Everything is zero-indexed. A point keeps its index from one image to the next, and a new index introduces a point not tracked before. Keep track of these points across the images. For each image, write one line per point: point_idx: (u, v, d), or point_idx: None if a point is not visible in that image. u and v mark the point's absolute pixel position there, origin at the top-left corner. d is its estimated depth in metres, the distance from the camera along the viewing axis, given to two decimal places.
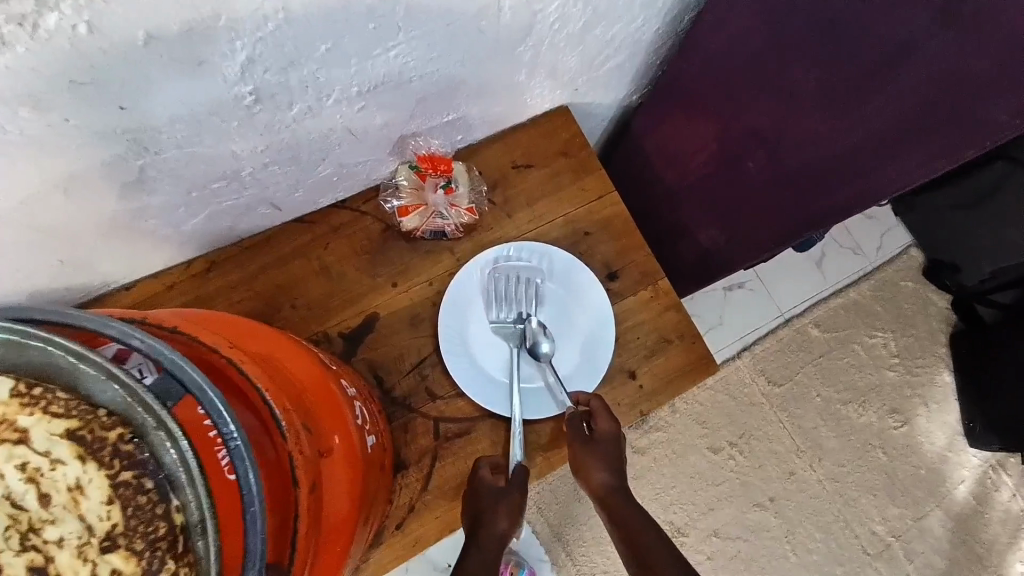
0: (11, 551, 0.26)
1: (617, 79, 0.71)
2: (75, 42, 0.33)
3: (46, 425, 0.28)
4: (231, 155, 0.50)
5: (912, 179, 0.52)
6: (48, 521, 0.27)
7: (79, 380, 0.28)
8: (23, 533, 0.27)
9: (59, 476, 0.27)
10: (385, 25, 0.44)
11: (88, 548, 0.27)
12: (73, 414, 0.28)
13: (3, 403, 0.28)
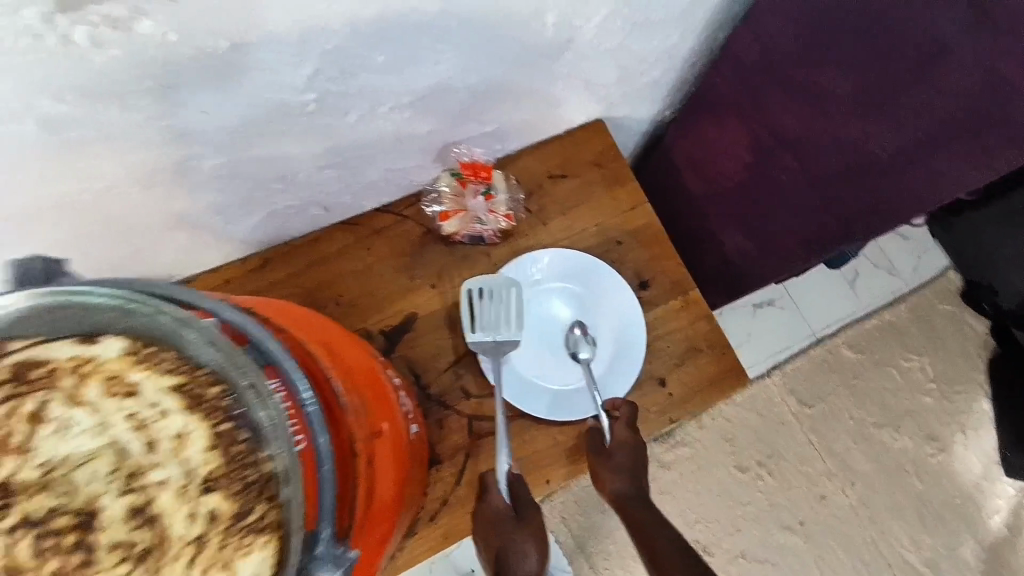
0: (115, 493, 0.30)
1: (651, 93, 0.74)
2: (167, 50, 0.36)
3: (154, 382, 0.30)
4: (289, 157, 0.54)
5: (949, 187, 0.53)
6: (153, 465, 0.31)
7: (180, 342, 0.30)
8: (128, 477, 0.30)
9: (163, 426, 0.31)
10: (438, 38, 0.47)
11: (191, 488, 0.31)
12: (178, 371, 0.30)
13: (114, 360, 0.30)
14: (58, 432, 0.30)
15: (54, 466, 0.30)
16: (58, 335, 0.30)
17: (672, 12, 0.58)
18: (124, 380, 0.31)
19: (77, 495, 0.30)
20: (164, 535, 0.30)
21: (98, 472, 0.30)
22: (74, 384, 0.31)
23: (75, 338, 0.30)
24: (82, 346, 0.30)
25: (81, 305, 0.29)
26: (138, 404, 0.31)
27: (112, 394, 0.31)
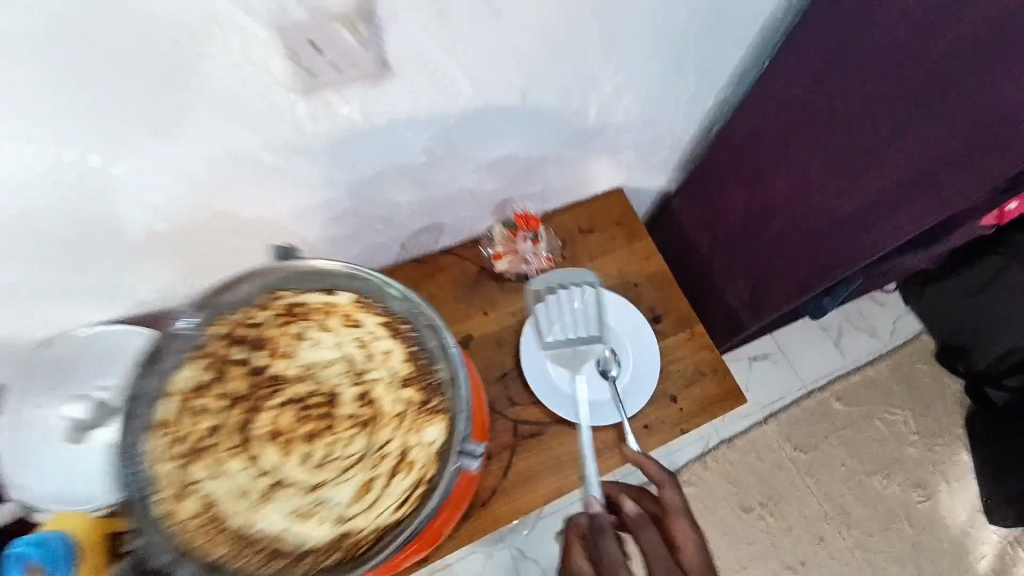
0: (350, 380, 0.59)
1: (660, 168, 0.94)
2: (346, 121, 0.54)
3: (373, 320, 0.60)
4: (394, 203, 0.71)
5: (908, 231, 0.67)
6: (372, 368, 0.60)
7: (384, 297, 0.59)
8: (356, 372, 0.60)
9: (377, 346, 0.60)
10: (515, 121, 0.67)
11: (394, 382, 0.59)
12: (386, 316, 0.59)
13: (348, 306, 0.59)
14: (316, 343, 0.60)
15: (315, 363, 0.59)
16: (317, 295, 0.59)
17: (680, 103, 0.79)
18: (351, 324, 0.60)
19: (328, 379, 0.59)
20: (378, 404, 0.59)
21: (339, 368, 0.59)
22: (323, 319, 0.60)
23: (323, 292, 0.59)
24: (327, 297, 0.59)
25: (335, 273, 0.58)
26: (356, 340, 0.60)
27: (342, 331, 0.60)
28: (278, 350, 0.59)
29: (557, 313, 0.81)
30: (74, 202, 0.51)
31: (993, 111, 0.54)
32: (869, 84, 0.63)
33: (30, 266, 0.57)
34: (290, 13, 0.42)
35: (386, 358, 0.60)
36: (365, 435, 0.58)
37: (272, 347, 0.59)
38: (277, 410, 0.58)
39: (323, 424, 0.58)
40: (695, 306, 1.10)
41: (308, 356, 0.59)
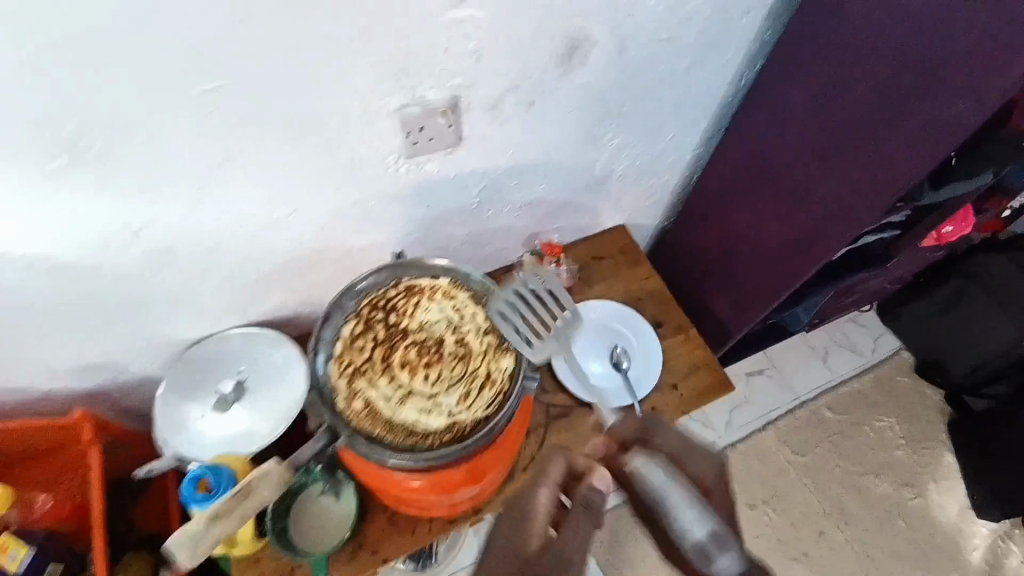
0: (447, 344, 0.64)
1: (654, 209, 1.18)
2: (430, 174, 0.79)
3: (463, 297, 0.66)
4: (452, 236, 0.95)
5: (843, 242, 0.90)
6: (460, 336, 0.65)
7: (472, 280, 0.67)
8: (449, 339, 0.64)
9: (467, 318, 0.65)
10: (542, 173, 0.92)
11: (477, 348, 0.64)
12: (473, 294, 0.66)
13: (445, 287, 0.66)
14: (415, 313, 0.65)
15: (413, 330, 0.64)
16: (430, 274, 0.67)
17: (665, 159, 1.04)
18: (451, 295, 0.66)
19: (423, 344, 0.64)
20: (463, 366, 0.63)
21: (435, 334, 0.64)
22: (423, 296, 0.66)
23: (426, 277, 0.67)
24: (429, 280, 0.67)
25: (436, 266, 0.67)
26: (456, 306, 0.65)
27: (444, 299, 0.65)
28: (397, 314, 0.65)
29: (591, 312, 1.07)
30: (248, 234, 0.73)
31: (884, 151, 0.78)
32: (803, 137, 0.88)
33: (202, 284, 0.78)
34: (409, 106, 0.68)
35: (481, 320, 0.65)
36: (460, 378, 0.62)
37: (393, 310, 0.65)
38: (392, 355, 0.63)
39: (424, 368, 0.62)
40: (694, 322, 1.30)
41: (418, 317, 0.64)
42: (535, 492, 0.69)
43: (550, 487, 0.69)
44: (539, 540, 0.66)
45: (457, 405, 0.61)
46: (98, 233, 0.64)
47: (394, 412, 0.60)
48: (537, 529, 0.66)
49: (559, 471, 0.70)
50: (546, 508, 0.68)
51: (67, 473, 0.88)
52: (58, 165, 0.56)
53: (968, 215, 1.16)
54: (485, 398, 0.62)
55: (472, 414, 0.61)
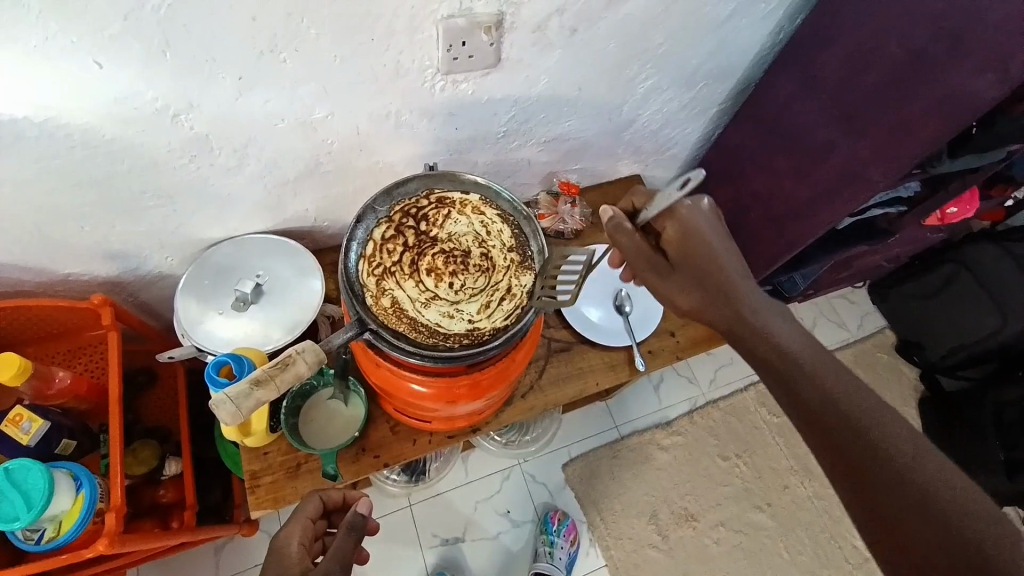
0: (472, 254, 0.69)
1: (671, 162, 1.20)
2: (462, 92, 0.80)
3: (492, 215, 0.71)
4: (473, 163, 0.97)
5: (853, 205, 0.92)
6: (485, 249, 0.69)
7: (503, 200, 0.71)
8: (475, 250, 0.69)
9: (494, 234, 0.70)
10: (570, 108, 0.92)
11: (501, 262, 0.69)
12: (502, 214, 0.71)
13: (477, 203, 0.71)
14: (445, 222, 0.69)
15: (443, 238, 0.69)
16: (461, 189, 0.72)
17: (689, 110, 1.05)
18: (480, 212, 0.71)
19: (451, 252, 0.68)
20: (486, 278, 0.68)
21: (462, 244, 0.69)
22: (455, 208, 0.71)
23: (459, 191, 0.72)
24: (461, 195, 0.71)
25: (470, 182, 0.72)
26: (484, 222, 0.70)
27: (473, 214, 0.70)
28: (427, 223, 0.69)
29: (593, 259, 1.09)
30: (282, 132, 0.75)
31: (906, 114, 0.79)
32: (825, 97, 0.89)
33: (233, 178, 0.80)
34: (454, 17, 0.68)
35: (507, 239, 0.70)
36: (482, 289, 0.67)
37: (424, 218, 0.69)
38: (420, 261, 0.68)
39: (449, 276, 0.67)
40: None
41: (447, 229, 0.69)
42: (291, 534, 0.70)
43: (302, 522, 0.71)
44: (297, 569, 0.66)
45: (477, 312, 0.66)
46: (141, 111, 0.65)
47: (419, 313, 0.65)
48: (295, 560, 0.67)
49: (315, 509, 0.73)
50: (303, 540, 0.69)
51: (85, 354, 0.93)
52: (111, 33, 0.57)
53: (975, 198, 1.19)
54: (504, 308, 0.67)
55: (490, 322, 0.66)
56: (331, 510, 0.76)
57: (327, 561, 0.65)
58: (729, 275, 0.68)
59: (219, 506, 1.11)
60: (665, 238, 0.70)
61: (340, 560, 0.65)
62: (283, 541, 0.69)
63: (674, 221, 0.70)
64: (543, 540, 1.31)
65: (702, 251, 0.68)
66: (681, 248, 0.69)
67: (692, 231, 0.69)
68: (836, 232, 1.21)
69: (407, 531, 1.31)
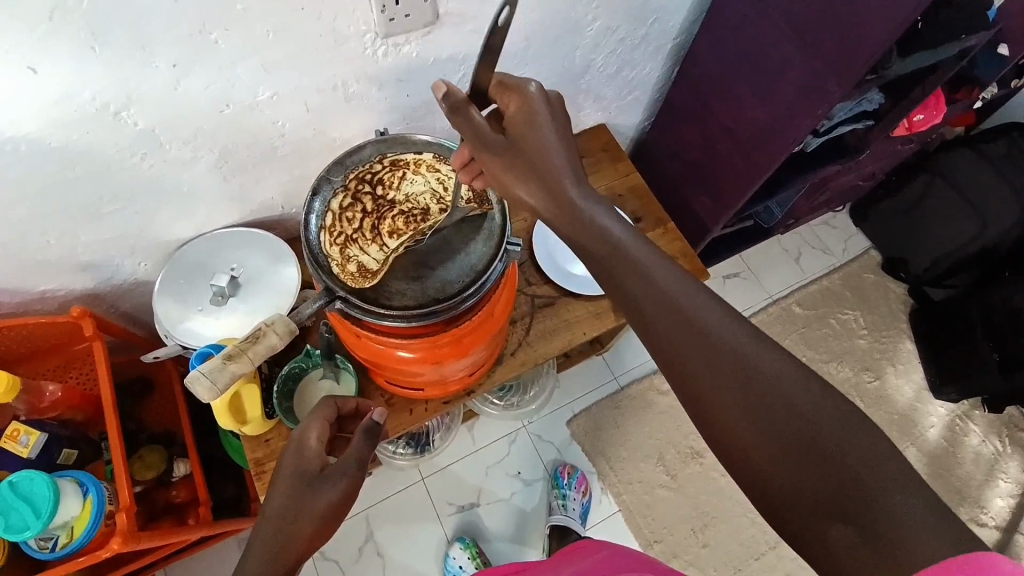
0: (433, 212, 0.69)
1: (634, 106, 1.20)
2: (407, 54, 0.79)
3: (449, 170, 0.71)
4: (433, 129, 0.96)
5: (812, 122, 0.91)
6: (445, 204, 0.69)
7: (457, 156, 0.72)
8: (436, 206, 0.69)
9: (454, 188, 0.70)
10: (521, 59, 0.91)
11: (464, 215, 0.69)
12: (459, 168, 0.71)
13: (431, 161, 0.71)
14: (402, 183, 0.70)
15: (403, 199, 0.69)
16: (414, 150, 0.72)
17: (643, 50, 1.04)
18: (435, 169, 0.71)
19: (411, 212, 0.69)
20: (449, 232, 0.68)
21: (422, 202, 0.69)
22: (410, 169, 0.70)
23: (413, 153, 0.72)
24: (415, 156, 0.71)
25: (423, 143, 0.72)
26: (440, 178, 0.71)
27: (428, 172, 0.71)
28: (383, 187, 0.70)
29: None
30: (231, 118, 0.74)
31: (856, 17, 0.78)
32: (774, 12, 0.88)
33: (190, 171, 0.79)
34: None
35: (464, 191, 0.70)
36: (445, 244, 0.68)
37: (380, 183, 0.70)
38: (380, 225, 0.68)
39: (410, 233, 0.68)
40: (675, 220, 1.33)
41: (403, 190, 0.70)
42: (309, 429, 0.67)
43: (320, 422, 0.68)
44: (317, 464, 0.64)
45: (445, 267, 0.68)
46: (84, 112, 0.65)
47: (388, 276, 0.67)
48: (315, 454, 0.65)
49: (332, 412, 0.70)
50: (321, 438, 0.66)
51: (76, 367, 0.94)
52: (36, 32, 0.56)
53: (940, 102, 1.18)
54: (471, 259, 0.68)
55: (459, 273, 0.67)
56: (344, 416, 0.74)
57: (345, 460, 0.64)
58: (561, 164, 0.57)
59: (234, 500, 1.13)
60: (509, 113, 0.60)
61: (358, 460, 0.64)
62: (301, 436, 0.67)
63: (520, 97, 0.59)
64: (556, 494, 1.34)
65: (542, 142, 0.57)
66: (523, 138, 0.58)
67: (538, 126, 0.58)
68: (806, 155, 1.20)
69: (423, 503, 1.34)
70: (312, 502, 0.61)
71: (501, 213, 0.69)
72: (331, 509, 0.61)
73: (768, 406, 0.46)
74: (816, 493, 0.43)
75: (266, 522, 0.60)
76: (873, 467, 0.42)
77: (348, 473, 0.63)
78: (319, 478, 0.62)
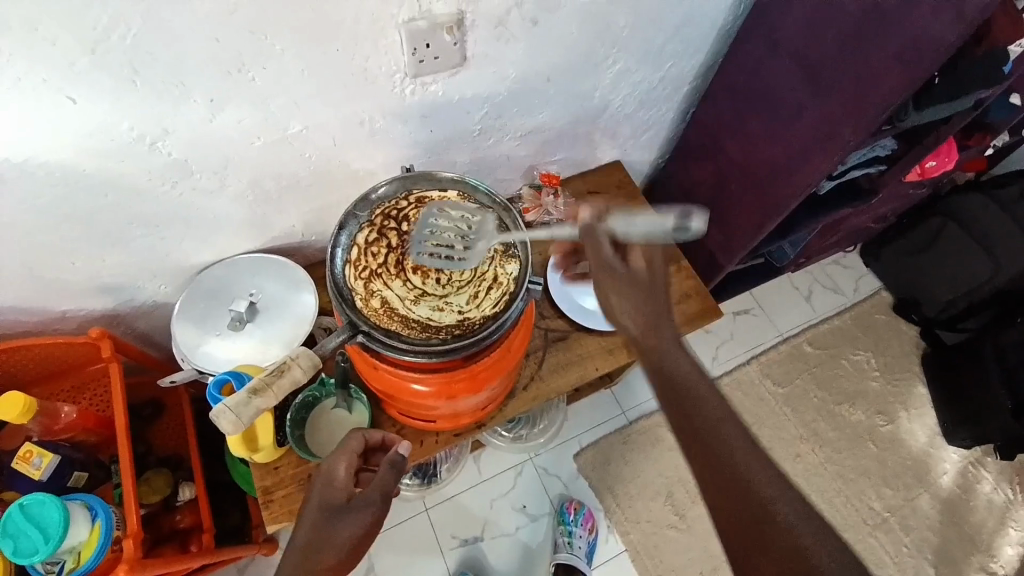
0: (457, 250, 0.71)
1: (649, 144, 1.22)
2: (432, 92, 0.81)
3: (472, 209, 0.73)
4: (453, 163, 0.98)
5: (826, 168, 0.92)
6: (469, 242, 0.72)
7: (482, 195, 0.74)
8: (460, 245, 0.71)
9: (478, 227, 0.73)
10: (543, 98, 0.94)
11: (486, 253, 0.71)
12: (482, 207, 0.73)
13: (456, 199, 0.74)
14: (427, 220, 0.72)
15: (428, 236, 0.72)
16: (439, 188, 0.74)
17: (660, 92, 1.06)
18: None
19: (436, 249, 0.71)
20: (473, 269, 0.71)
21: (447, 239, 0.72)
22: (436, 207, 0.73)
23: (439, 191, 0.74)
24: (441, 194, 0.74)
25: (448, 181, 0.74)
26: None
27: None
28: (409, 223, 0.72)
29: None
30: (259, 149, 0.76)
31: (871, 69, 0.80)
32: (787, 62, 0.90)
33: (216, 200, 0.81)
34: (416, 20, 0.69)
35: (480, 251, 0.70)
36: (469, 282, 0.71)
37: (406, 219, 0.72)
38: (405, 260, 0.70)
39: (435, 270, 0.70)
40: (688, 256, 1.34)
41: None
42: (337, 460, 0.67)
43: (348, 455, 0.68)
44: (343, 496, 0.65)
45: (466, 303, 0.69)
46: (119, 142, 0.67)
47: (409, 310, 0.68)
48: (340, 486, 0.66)
49: (360, 445, 0.69)
50: (349, 471, 0.67)
51: (89, 389, 0.94)
52: (82, 67, 0.58)
53: (953, 148, 1.19)
54: (492, 297, 0.69)
55: (479, 312, 0.68)
56: (370, 449, 0.73)
57: (369, 492, 0.65)
58: (660, 310, 0.75)
59: (237, 527, 1.12)
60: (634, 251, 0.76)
61: (381, 492, 0.66)
62: (329, 466, 0.67)
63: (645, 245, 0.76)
64: (561, 531, 1.32)
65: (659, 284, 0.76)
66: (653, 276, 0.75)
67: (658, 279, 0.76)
68: (820, 196, 1.21)
69: (426, 535, 1.32)
70: (335, 531, 0.63)
71: (523, 254, 0.71)
72: (354, 539, 0.63)
73: (735, 469, 0.62)
74: (752, 538, 0.59)
75: (293, 549, 0.63)
76: (822, 550, 0.57)
77: (371, 505, 0.65)
78: (343, 510, 0.64)
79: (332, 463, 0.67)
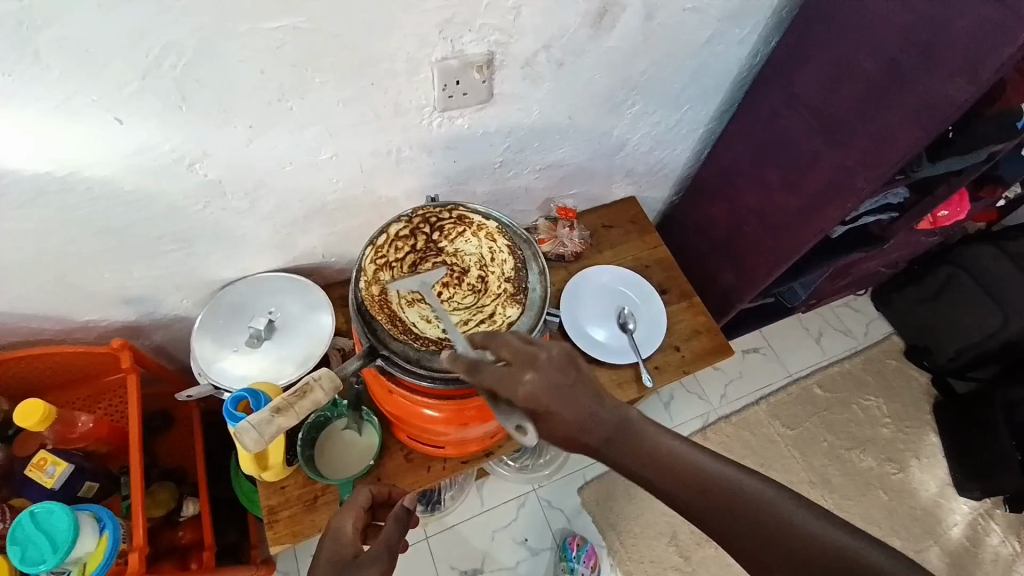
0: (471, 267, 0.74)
1: (664, 182, 1.24)
2: (457, 126, 0.84)
3: (504, 244, 0.76)
4: (472, 192, 1.00)
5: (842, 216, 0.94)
6: (487, 267, 0.74)
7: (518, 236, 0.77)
8: (478, 266, 0.75)
9: (503, 260, 0.75)
10: (562, 136, 0.97)
11: (499, 284, 0.73)
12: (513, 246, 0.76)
13: (492, 230, 0.77)
14: (458, 236, 0.76)
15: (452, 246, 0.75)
16: (480, 215, 0.78)
17: (677, 133, 1.09)
18: (492, 239, 0.76)
19: (454, 259, 0.75)
20: (475, 291, 0.73)
21: (468, 255, 0.75)
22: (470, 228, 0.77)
23: (479, 216, 0.78)
24: (480, 220, 0.77)
25: (491, 213, 0.78)
26: (493, 248, 0.76)
27: (485, 238, 0.76)
28: (440, 234, 0.76)
29: (600, 276, 1.12)
30: (290, 173, 0.79)
31: (888, 126, 0.82)
32: (808, 114, 0.92)
33: (245, 220, 0.84)
34: (448, 59, 0.73)
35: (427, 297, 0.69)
36: (466, 307, 0.71)
37: (439, 228, 0.76)
38: (420, 265, 0.74)
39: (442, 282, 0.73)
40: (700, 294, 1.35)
41: (457, 244, 0.76)
42: (344, 518, 0.70)
43: (354, 510, 0.71)
44: (351, 550, 0.66)
45: (452, 325, 0.70)
46: (160, 161, 0.70)
47: (400, 308, 0.70)
48: (349, 541, 0.67)
49: (366, 500, 0.73)
50: (356, 527, 0.69)
51: (105, 399, 0.96)
52: (132, 89, 0.61)
53: (965, 199, 1.21)
54: (479, 329, 0.69)
55: (460, 338, 0.69)
56: (377, 504, 0.76)
57: (375, 546, 0.65)
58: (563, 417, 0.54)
59: (236, 545, 1.12)
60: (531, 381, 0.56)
61: (388, 546, 0.65)
62: (338, 523, 0.69)
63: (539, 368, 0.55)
64: (563, 567, 1.30)
65: (555, 385, 0.52)
66: (535, 397, 0.51)
67: (560, 381, 0.52)
68: (831, 239, 1.22)
69: (425, 565, 1.29)
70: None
71: (531, 305, 0.72)
72: None
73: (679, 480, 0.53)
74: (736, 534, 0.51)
75: None
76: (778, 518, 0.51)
77: (380, 558, 0.64)
78: (353, 563, 0.64)
79: (341, 519, 0.70)
